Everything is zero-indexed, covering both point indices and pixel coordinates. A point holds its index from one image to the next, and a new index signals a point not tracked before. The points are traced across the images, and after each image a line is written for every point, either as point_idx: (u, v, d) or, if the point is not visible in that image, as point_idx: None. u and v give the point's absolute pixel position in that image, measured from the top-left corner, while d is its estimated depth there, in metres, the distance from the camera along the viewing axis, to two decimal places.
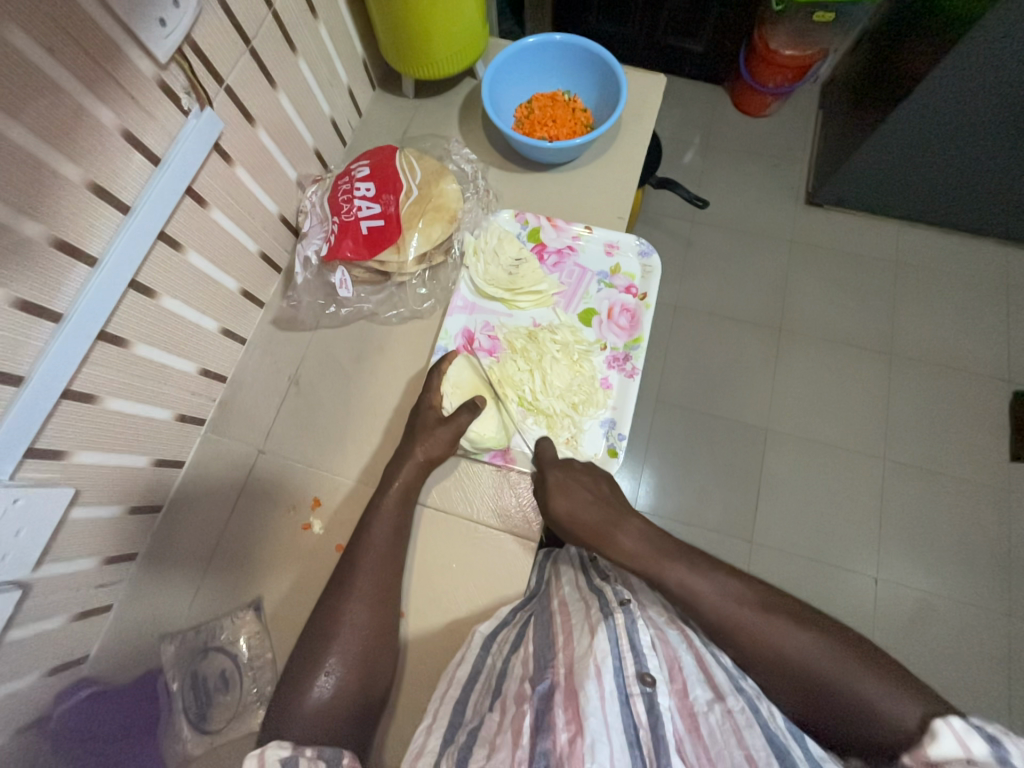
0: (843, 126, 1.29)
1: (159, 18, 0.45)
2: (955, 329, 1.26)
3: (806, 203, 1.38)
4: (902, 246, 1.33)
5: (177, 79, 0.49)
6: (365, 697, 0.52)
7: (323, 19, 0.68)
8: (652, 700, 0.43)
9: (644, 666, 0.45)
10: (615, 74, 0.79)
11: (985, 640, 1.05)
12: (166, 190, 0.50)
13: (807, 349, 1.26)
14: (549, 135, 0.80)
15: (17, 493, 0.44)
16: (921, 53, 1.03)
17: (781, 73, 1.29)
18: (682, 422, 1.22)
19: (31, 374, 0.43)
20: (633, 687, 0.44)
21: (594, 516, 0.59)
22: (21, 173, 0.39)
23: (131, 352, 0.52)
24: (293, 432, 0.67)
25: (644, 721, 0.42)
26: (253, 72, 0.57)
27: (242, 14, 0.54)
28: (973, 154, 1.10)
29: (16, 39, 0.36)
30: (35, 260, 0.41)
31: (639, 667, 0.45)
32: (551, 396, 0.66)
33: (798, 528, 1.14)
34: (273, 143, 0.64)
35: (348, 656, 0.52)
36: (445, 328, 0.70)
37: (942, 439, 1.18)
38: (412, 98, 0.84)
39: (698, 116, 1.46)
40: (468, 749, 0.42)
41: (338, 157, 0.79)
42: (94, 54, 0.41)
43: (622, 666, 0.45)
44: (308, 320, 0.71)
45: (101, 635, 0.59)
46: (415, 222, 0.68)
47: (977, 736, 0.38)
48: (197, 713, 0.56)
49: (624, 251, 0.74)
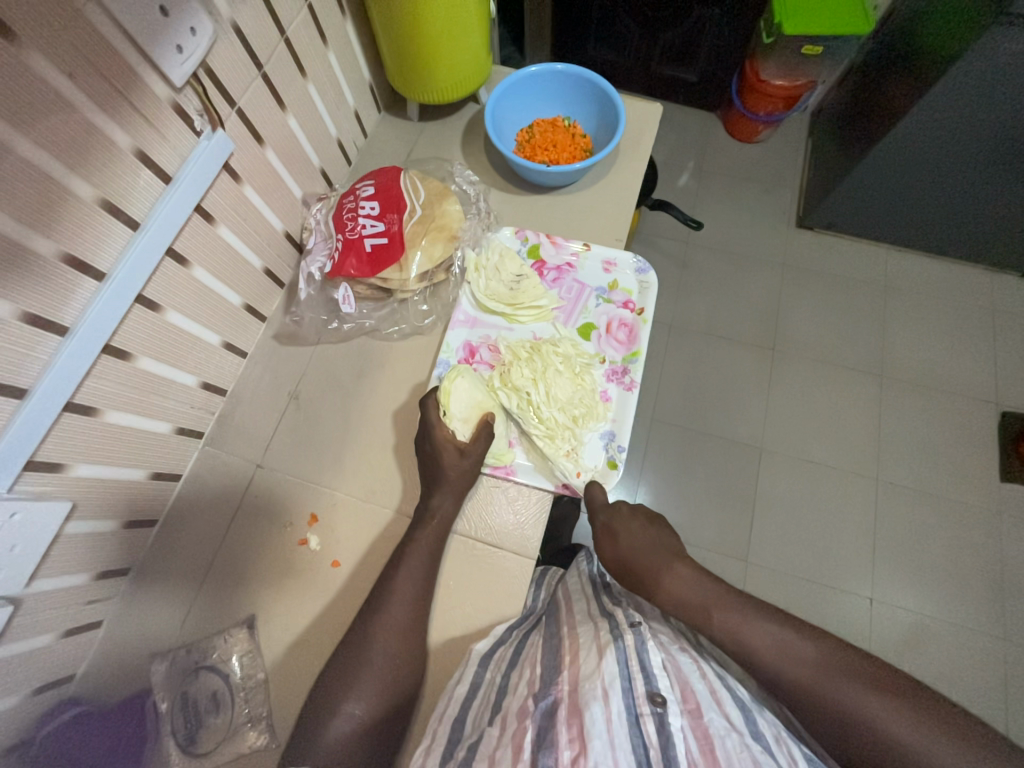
0: (831, 154, 1.34)
1: (176, 45, 0.46)
2: (943, 351, 1.29)
3: (797, 226, 1.41)
4: (890, 269, 1.36)
5: (190, 101, 0.50)
6: (383, 720, 0.52)
7: (332, 46, 0.70)
8: (662, 721, 0.42)
9: (655, 687, 0.45)
10: (614, 103, 0.82)
11: (981, 664, 1.05)
12: (175, 207, 0.51)
13: (799, 367, 1.28)
14: (550, 159, 0.83)
15: (15, 507, 0.44)
16: (904, 87, 1.08)
17: (771, 102, 1.34)
18: (677, 439, 1.23)
19: (35, 386, 0.44)
20: (644, 708, 0.43)
21: None
22: (35, 189, 0.40)
23: (134, 366, 0.53)
24: (291, 447, 0.67)
25: (654, 741, 0.41)
26: (264, 96, 0.59)
27: (256, 42, 0.56)
28: (960, 183, 1.14)
29: (37, 64, 0.38)
30: (43, 274, 0.42)
31: (649, 687, 0.45)
32: (553, 408, 0.66)
33: (794, 547, 1.14)
34: (282, 164, 0.66)
35: (363, 674, 0.52)
36: (446, 342, 0.71)
37: (933, 458, 1.20)
38: (417, 121, 0.87)
39: (692, 141, 1.51)
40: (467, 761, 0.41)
41: (343, 177, 0.81)
42: (112, 77, 0.43)
43: (632, 686, 0.45)
44: (309, 336, 0.72)
45: (89, 652, 0.58)
46: (418, 240, 0.69)
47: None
48: (186, 735, 0.55)
49: (622, 268, 0.76)
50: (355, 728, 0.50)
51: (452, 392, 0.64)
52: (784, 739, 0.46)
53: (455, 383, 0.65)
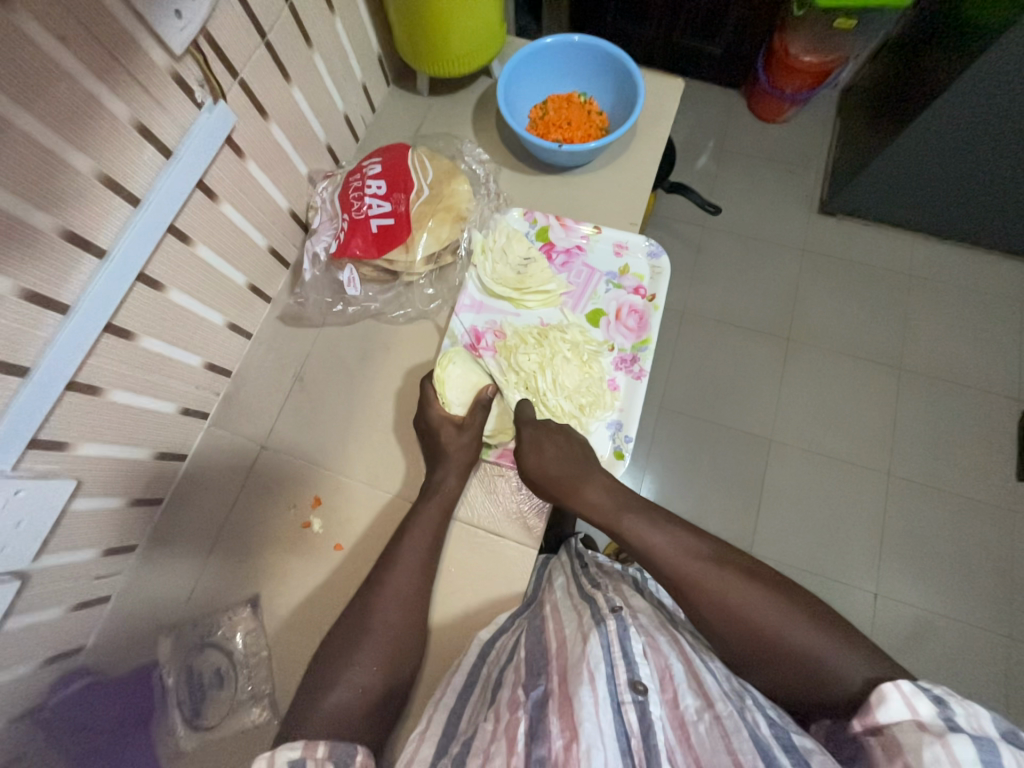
0: (860, 135, 1.28)
1: (175, 9, 0.44)
2: (967, 344, 1.25)
3: (819, 211, 1.36)
4: (916, 258, 1.31)
5: (191, 71, 0.48)
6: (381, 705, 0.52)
7: (340, 13, 0.67)
8: (643, 709, 0.42)
9: (636, 674, 0.44)
10: (632, 77, 0.78)
11: (986, 662, 1.04)
12: (177, 183, 0.49)
13: (814, 359, 1.25)
14: (563, 138, 0.80)
15: (18, 484, 0.44)
16: (942, 64, 1.02)
17: (800, 79, 1.28)
18: (685, 429, 1.21)
19: (37, 363, 0.43)
20: (625, 695, 0.43)
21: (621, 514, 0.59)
22: (33, 163, 0.39)
23: (136, 345, 0.52)
24: (295, 430, 0.67)
25: (636, 730, 0.41)
26: (267, 66, 0.57)
27: (259, 8, 0.54)
28: (998, 166, 1.08)
29: (29, 29, 0.36)
30: (43, 250, 0.41)
31: (630, 674, 0.44)
32: (560, 396, 0.65)
33: (800, 541, 1.13)
34: (286, 139, 0.64)
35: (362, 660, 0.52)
36: (451, 327, 0.69)
37: (950, 455, 1.17)
38: (427, 95, 0.84)
39: (713, 120, 1.45)
40: (462, 758, 0.41)
41: (349, 153, 0.79)
42: (109, 45, 0.41)
43: (614, 673, 0.44)
44: (314, 317, 0.71)
45: (99, 625, 0.59)
46: (425, 221, 0.68)
47: (925, 700, 0.38)
48: (191, 708, 0.56)
49: (634, 252, 0.73)
50: (355, 710, 0.51)
51: (446, 379, 0.64)
52: (753, 699, 0.45)
53: (448, 370, 0.64)
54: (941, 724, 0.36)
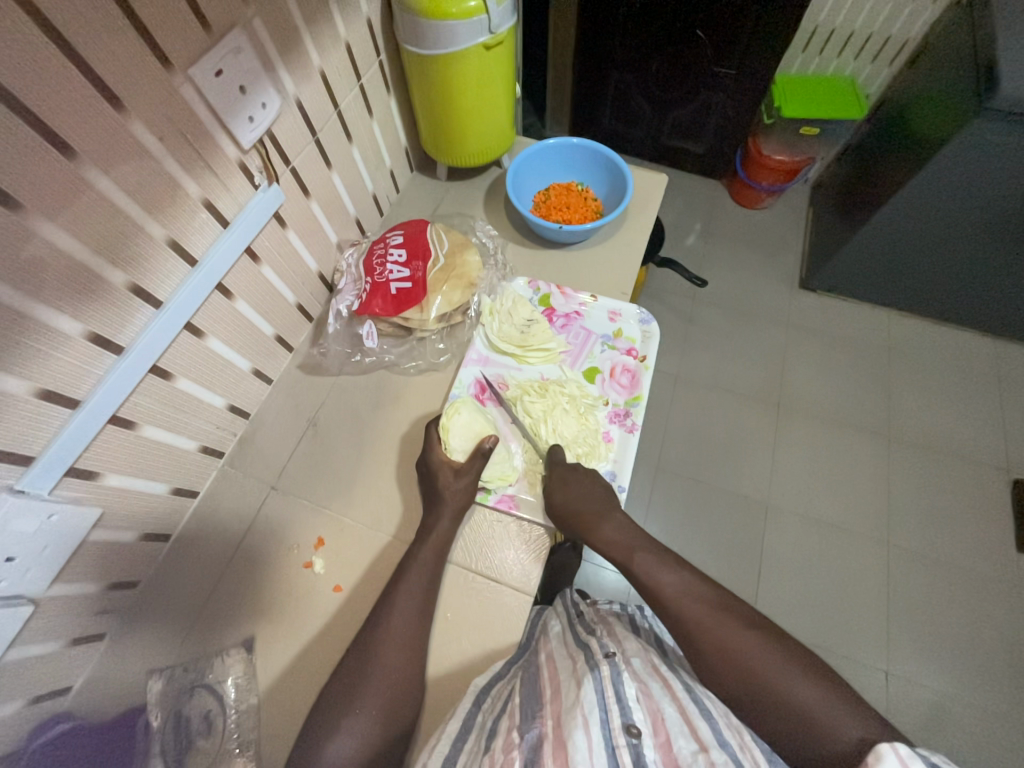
0: (831, 222, 1.42)
1: (248, 115, 0.55)
2: (949, 414, 1.31)
3: (799, 288, 1.48)
4: (892, 332, 1.41)
5: (253, 161, 0.58)
6: (370, 759, 0.50)
7: (376, 117, 0.80)
8: (638, 752, 0.42)
9: (630, 718, 0.45)
10: (623, 172, 0.90)
11: (1007, 750, 0.99)
12: (228, 247, 0.57)
13: (803, 424, 1.30)
14: (564, 219, 0.91)
15: (51, 509, 0.48)
16: (898, 165, 1.17)
17: (773, 175, 1.45)
18: (680, 488, 1.23)
19: (87, 397, 0.48)
20: (619, 738, 0.43)
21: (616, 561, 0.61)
22: (117, 229, 0.46)
23: (173, 386, 0.57)
24: (306, 471, 0.70)
25: None
26: (314, 157, 0.67)
27: (313, 113, 0.65)
28: (956, 252, 1.20)
29: (136, 129, 0.45)
30: (111, 299, 0.48)
31: (624, 718, 0.44)
32: (558, 444, 0.70)
33: (800, 608, 1.11)
34: (323, 213, 0.73)
35: (355, 707, 0.52)
36: (459, 378, 0.75)
37: (944, 523, 1.19)
38: (444, 180, 0.96)
39: (698, 206, 1.61)
40: None
41: (374, 226, 0.89)
42: (194, 141, 0.50)
43: (608, 716, 0.45)
44: (332, 367, 0.77)
45: (90, 666, 0.58)
46: (439, 286, 0.75)
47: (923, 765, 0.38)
48: (174, 755, 0.54)
49: (626, 318, 0.81)
50: (345, 762, 0.49)
51: (451, 427, 0.69)
52: (749, 745, 0.44)
53: (454, 418, 0.69)
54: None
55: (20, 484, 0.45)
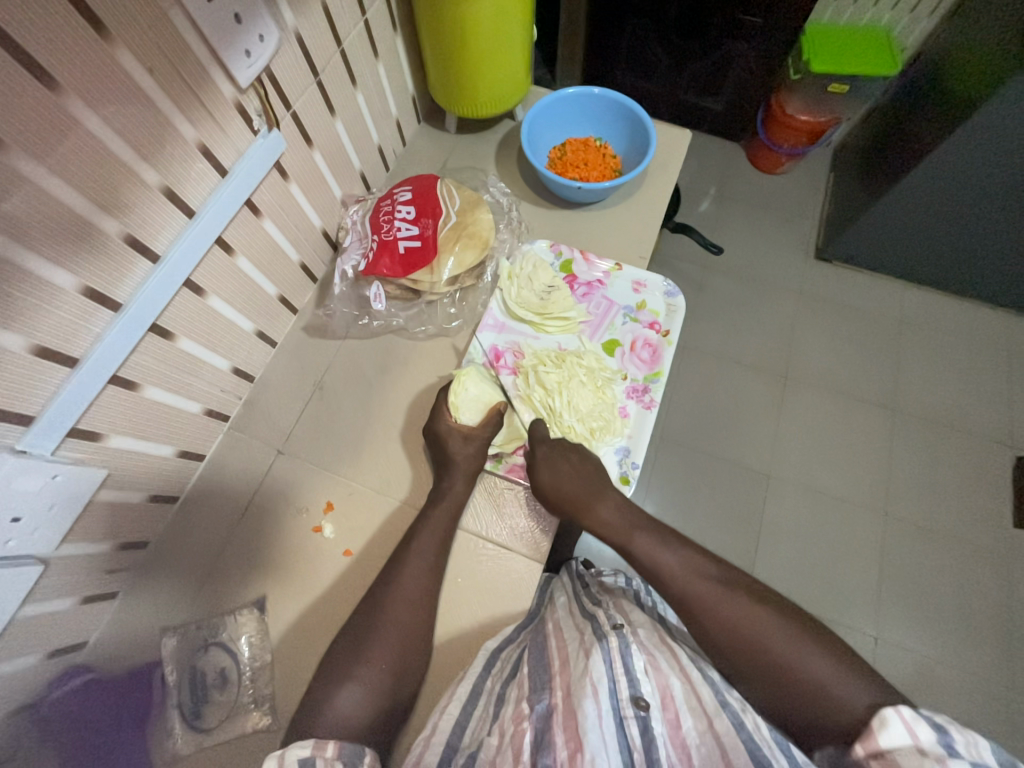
0: (853, 188, 1.36)
1: (245, 49, 0.50)
2: (959, 389, 1.29)
3: (815, 257, 1.43)
4: (908, 305, 1.37)
5: (252, 102, 0.54)
6: (381, 715, 0.51)
7: (382, 58, 0.74)
8: (646, 724, 0.44)
9: (638, 690, 0.46)
10: (646, 127, 0.85)
11: (988, 712, 1.03)
12: (228, 198, 0.54)
13: (811, 397, 1.28)
14: (580, 176, 0.86)
15: (57, 469, 0.47)
16: (928, 128, 1.10)
17: (795, 135, 1.37)
18: (685, 459, 1.23)
19: (86, 355, 0.46)
20: (628, 710, 0.44)
21: (628, 530, 0.60)
22: (108, 173, 0.43)
23: (174, 346, 0.55)
24: (312, 436, 0.69)
25: (638, 743, 0.43)
26: (317, 101, 0.63)
27: (315, 50, 0.60)
28: (985, 221, 1.15)
29: (123, 59, 0.41)
30: (106, 251, 0.45)
31: (633, 691, 0.46)
32: (573, 417, 0.68)
33: (798, 577, 1.13)
34: (326, 165, 0.69)
35: (367, 666, 0.53)
36: (473, 344, 0.73)
37: (945, 497, 1.19)
38: (453, 132, 0.90)
39: (715, 169, 1.54)
40: None
41: (379, 181, 0.84)
42: (187, 77, 0.46)
43: (617, 688, 0.46)
44: (338, 329, 0.75)
45: (103, 623, 0.59)
46: (451, 246, 0.72)
47: (925, 725, 0.41)
48: (191, 709, 0.56)
49: (651, 290, 0.77)
50: (358, 717, 0.50)
51: (461, 401, 0.66)
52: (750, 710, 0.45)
53: (461, 390, 0.66)
54: (939, 750, 0.39)
55: (21, 443, 0.44)
